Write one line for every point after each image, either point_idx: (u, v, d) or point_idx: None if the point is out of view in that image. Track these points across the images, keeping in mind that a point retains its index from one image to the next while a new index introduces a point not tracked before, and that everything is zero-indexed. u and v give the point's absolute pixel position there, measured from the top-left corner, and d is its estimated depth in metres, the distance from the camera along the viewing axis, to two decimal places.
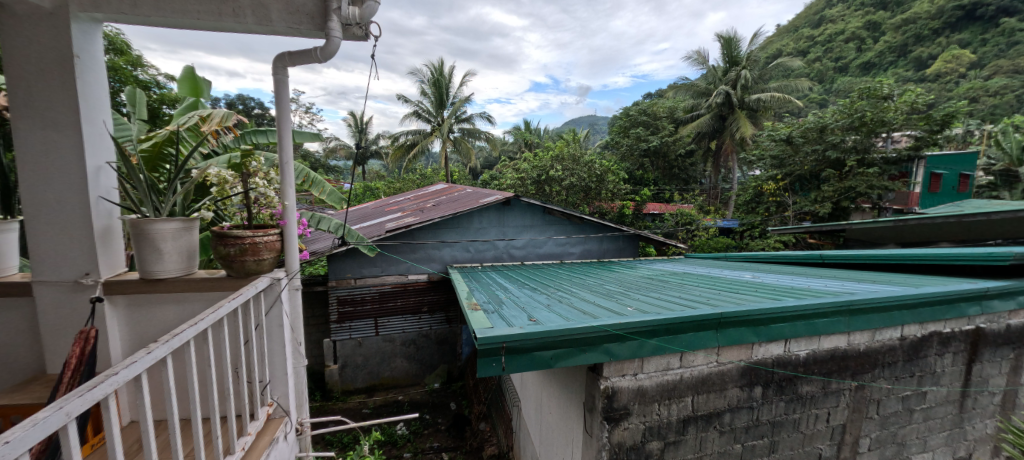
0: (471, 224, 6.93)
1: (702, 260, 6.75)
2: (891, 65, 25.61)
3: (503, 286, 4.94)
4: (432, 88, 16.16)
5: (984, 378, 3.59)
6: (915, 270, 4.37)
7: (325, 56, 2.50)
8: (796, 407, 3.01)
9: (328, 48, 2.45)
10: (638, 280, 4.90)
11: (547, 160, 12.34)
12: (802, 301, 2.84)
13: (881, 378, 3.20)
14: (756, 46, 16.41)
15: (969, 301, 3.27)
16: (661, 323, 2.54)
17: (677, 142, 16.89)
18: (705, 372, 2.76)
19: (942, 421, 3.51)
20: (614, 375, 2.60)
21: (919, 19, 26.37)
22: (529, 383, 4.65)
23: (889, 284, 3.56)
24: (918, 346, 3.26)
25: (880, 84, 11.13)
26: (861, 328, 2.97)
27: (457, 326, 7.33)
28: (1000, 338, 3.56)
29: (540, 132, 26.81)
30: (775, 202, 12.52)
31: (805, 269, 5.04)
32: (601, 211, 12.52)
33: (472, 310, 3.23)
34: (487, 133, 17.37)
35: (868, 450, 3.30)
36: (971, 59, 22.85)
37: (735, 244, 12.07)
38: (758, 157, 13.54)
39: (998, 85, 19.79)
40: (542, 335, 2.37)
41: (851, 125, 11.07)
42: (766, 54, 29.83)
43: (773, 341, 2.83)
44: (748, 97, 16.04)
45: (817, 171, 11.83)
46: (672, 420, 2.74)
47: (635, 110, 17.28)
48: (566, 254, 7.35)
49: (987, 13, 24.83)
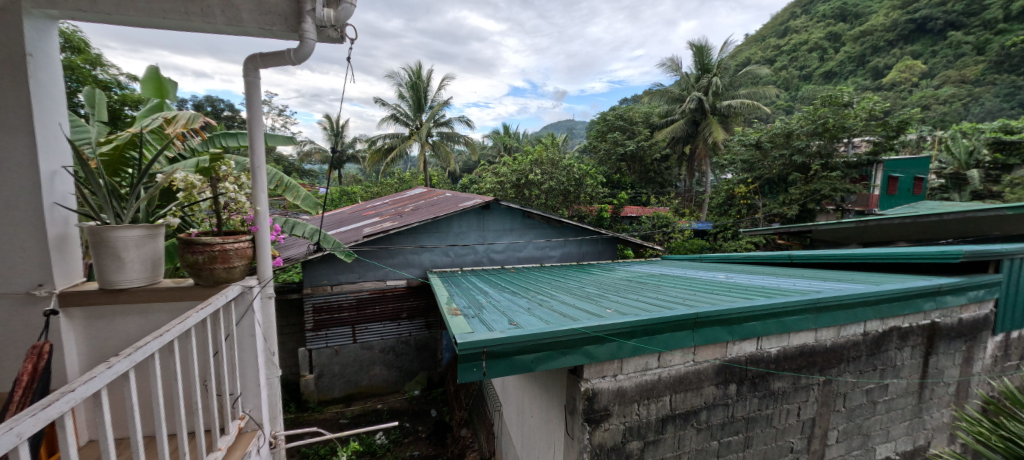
0: (451, 228, 6.91)
1: (678, 260, 6.92)
2: (851, 74, 27.04)
3: (483, 290, 4.94)
4: (410, 91, 16.00)
5: (939, 370, 3.80)
6: (875, 269, 4.61)
7: (299, 58, 2.45)
8: (769, 403, 3.11)
9: (302, 50, 2.41)
10: (617, 282, 4.97)
11: (526, 164, 12.41)
12: (772, 300, 2.95)
13: (847, 373, 3.34)
14: (727, 53, 16.91)
15: (925, 297, 3.46)
16: (639, 324, 2.58)
17: (653, 147, 17.25)
18: (682, 371, 2.82)
19: (903, 412, 3.70)
20: (595, 376, 2.63)
21: (875, 31, 28.06)
22: (510, 387, 4.68)
23: (854, 282, 3.72)
24: (880, 341, 3.43)
25: (840, 92, 11.68)
26: (827, 325, 3.11)
27: (438, 332, 7.23)
28: (953, 331, 3.80)
29: (519, 135, 26.87)
30: (745, 205, 12.93)
31: (776, 270, 5.21)
32: (580, 214, 12.75)
33: (454, 314, 3.17)
34: (465, 137, 17.21)
35: (836, 442, 3.44)
36: (922, 69, 24.28)
37: (710, 246, 12.45)
38: (730, 162, 13.87)
39: (947, 94, 21.21)
40: (523, 338, 2.39)
41: (815, 131, 11.54)
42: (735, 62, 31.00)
43: (747, 339, 2.93)
44: (719, 103, 16.49)
45: (784, 175, 12.29)
46: (651, 419, 2.78)
47: (612, 115, 17.58)
48: (546, 257, 7.43)
49: (936, 27, 26.29)
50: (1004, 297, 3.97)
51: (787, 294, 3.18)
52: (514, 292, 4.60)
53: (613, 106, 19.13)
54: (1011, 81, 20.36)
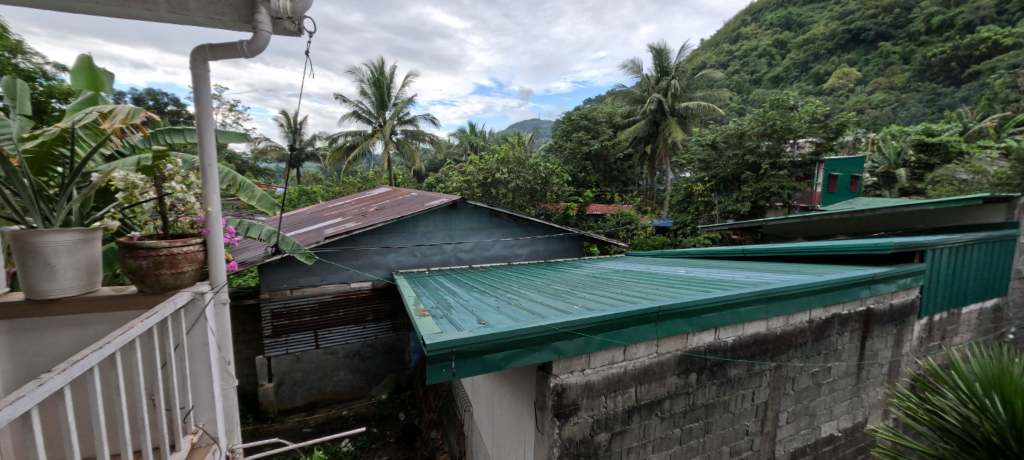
0: (417, 228, 6.79)
1: (641, 256, 7.15)
2: (795, 79, 28.93)
3: (451, 290, 4.89)
4: (373, 88, 15.54)
5: (874, 352, 4.16)
6: (818, 260, 4.97)
7: (252, 50, 2.32)
8: (726, 389, 3.29)
9: (256, 42, 2.28)
10: (583, 279, 5.08)
11: (492, 163, 12.39)
12: (728, 292, 3.12)
13: (795, 358, 3.59)
14: (684, 57, 17.58)
15: (861, 286, 3.77)
16: (606, 319, 2.66)
17: (616, 146, 17.74)
18: (647, 363, 2.92)
19: (844, 392, 4.01)
20: (563, 372, 2.68)
21: (817, 40, 30.15)
22: (480, 386, 4.67)
23: (800, 274, 3.99)
24: (824, 327, 3.71)
25: (786, 96, 12.45)
26: (777, 314, 3.32)
27: (405, 333, 7.10)
28: (886, 316, 4.16)
29: (486, 134, 26.75)
30: (702, 202, 13.55)
31: (732, 263, 5.50)
32: (546, 212, 12.84)
33: (421, 315, 3.12)
34: (431, 135, 16.92)
35: (786, 423, 3.68)
36: (856, 76, 26.25)
37: (671, 242, 12.95)
38: (688, 161, 14.48)
39: (878, 99, 23.11)
40: (492, 337, 2.39)
41: (764, 132, 12.26)
42: (692, 66, 32.38)
43: (706, 330, 3.08)
44: (678, 104, 17.10)
45: (737, 174, 12.97)
46: (618, 411, 2.87)
47: (577, 115, 17.86)
48: (513, 256, 7.47)
49: (869, 38, 28.37)
50: (927, 284, 4.39)
51: (741, 286, 3.37)
52: (481, 291, 4.59)
53: (578, 106, 19.47)
54: (932, 89, 22.45)
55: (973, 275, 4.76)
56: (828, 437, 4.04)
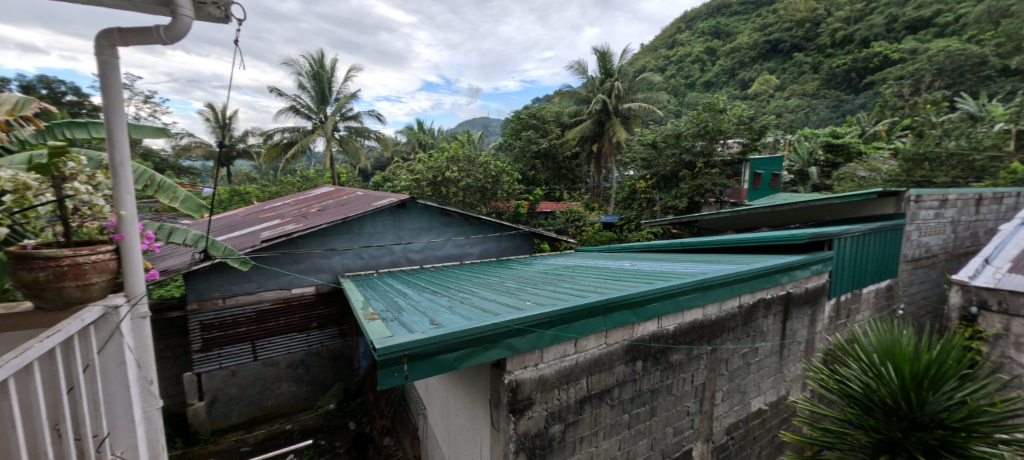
0: (364, 229, 6.53)
1: (590, 252, 7.40)
2: (724, 84, 31.33)
3: (401, 292, 4.77)
4: (312, 81, 14.65)
5: (793, 331, 4.63)
6: (746, 250, 5.44)
7: (171, 37, 2.20)
8: (669, 374, 3.52)
9: (175, 27, 2.16)
10: (535, 275, 5.18)
11: (442, 161, 12.19)
12: (669, 283, 3.34)
13: (727, 340, 3.92)
14: (626, 60, 18.32)
15: (780, 272, 4.20)
16: (557, 313, 2.74)
17: (564, 145, 18.18)
18: (596, 353, 3.04)
19: (769, 369, 4.44)
20: (517, 368, 2.71)
21: (742, 49, 32.81)
22: (434, 388, 4.60)
23: (730, 263, 4.36)
24: (751, 312, 4.08)
25: (717, 99, 13.43)
26: (711, 301, 3.61)
27: (353, 339, 6.80)
28: (802, 299, 4.65)
29: (434, 132, 26.24)
30: (645, 198, 14.27)
31: (672, 255, 5.87)
32: (497, 210, 12.82)
33: (371, 318, 3.00)
34: (376, 132, 16.25)
35: (721, 401, 4.00)
36: (775, 83, 28.74)
37: (617, 237, 13.52)
38: (631, 160, 15.15)
39: (793, 104, 25.61)
40: (445, 337, 2.39)
41: (698, 133, 13.16)
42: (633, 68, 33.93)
43: (650, 319, 3.27)
44: (621, 105, 17.53)
45: (675, 172, 13.79)
46: (571, 402, 2.96)
47: (525, 114, 18.75)
48: (465, 255, 7.42)
49: (786, 48, 31.06)
50: (835, 269, 4.97)
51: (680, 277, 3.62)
52: (434, 291, 4.52)
53: (526, 105, 19.68)
54: (836, 96, 25.24)
55: (871, 260, 5.45)
56: (758, 411, 4.45)
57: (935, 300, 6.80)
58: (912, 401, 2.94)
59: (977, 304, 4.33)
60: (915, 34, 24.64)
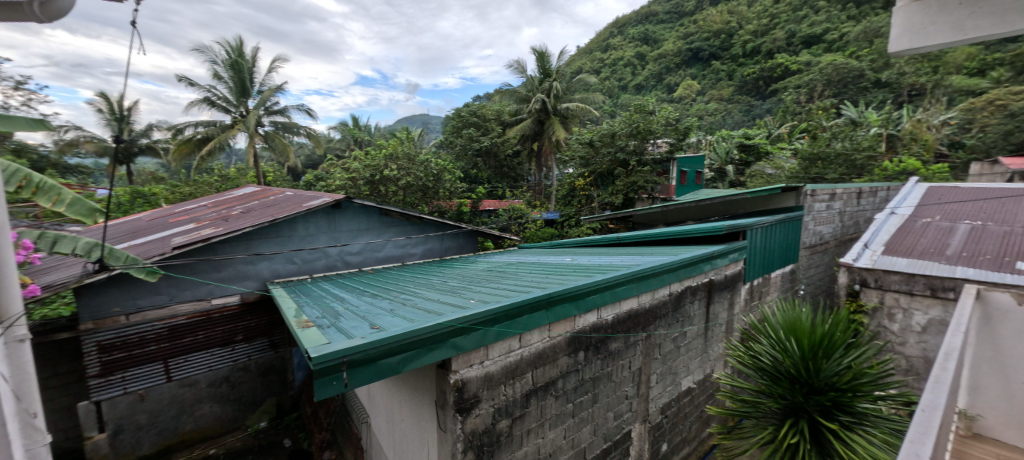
0: (295, 231, 6.08)
1: (533, 248, 7.54)
2: (652, 88, 33.42)
3: (339, 297, 4.53)
4: (229, 71, 13.31)
5: (716, 314, 5.10)
6: (674, 242, 5.90)
7: (48, 16, 2.29)
8: (608, 362, 3.71)
9: (55, 4, 2.27)
10: (479, 274, 5.19)
11: (380, 159, 11.72)
12: (606, 275, 3.53)
13: (659, 326, 4.22)
14: (563, 61, 18.79)
15: (702, 262, 4.61)
16: (501, 310, 2.77)
17: (505, 143, 18.28)
18: (540, 347, 3.11)
19: (696, 350, 4.85)
20: (463, 367, 2.69)
21: (668, 55, 35.23)
22: (377, 395, 4.42)
23: (659, 255, 4.70)
24: (679, 299, 4.44)
25: (646, 101, 14.29)
26: (644, 290, 3.88)
27: (286, 350, 6.33)
28: (722, 285, 5.14)
29: (371, 129, 25.11)
30: (584, 195, 14.78)
31: (609, 249, 6.19)
32: (439, 209, 12.46)
33: (304, 326, 2.81)
34: (307, 128, 15.14)
35: (656, 383, 4.30)
36: (696, 88, 31.30)
37: (558, 233, 13.88)
38: (570, 158, 15.61)
39: (711, 108, 27.98)
40: (387, 340, 2.31)
41: (631, 133, 13.94)
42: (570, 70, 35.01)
43: (590, 310, 3.43)
44: (560, 105, 17.77)
45: (611, 169, 14.43)
46: (516, 397, 3.00)
47: (466, 112, 18.87)
48: (407, 256, 7.21)
49: (706, 56, 33.87)
50: (749, 257, 5.55)
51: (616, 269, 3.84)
52: (375, 294, 4.35)
53: (467, 103, 19.52)
54: (747, 101, 28.00)
55: (778, 247, 6.16)
56: (688, 389, 4.85)
57: (828, 280, 7.86)
58: (810, 370, 3.38)
59: (859, 283, 5.04)
60: (809, 47, 27.87)
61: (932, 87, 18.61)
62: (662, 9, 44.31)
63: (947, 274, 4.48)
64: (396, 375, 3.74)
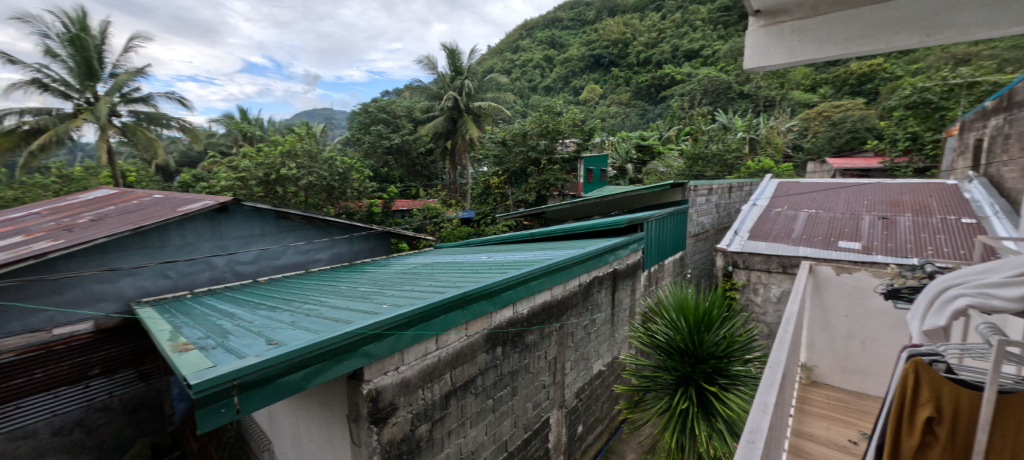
0: (169, 240, 5.21)
1: (448, 248, 7.44)
2: (558, 91, 35.06)
3: (227, 312, 3.97)
4: (70, 48, 10.91)
5: (620, 301, 5.55)
6: (581, 236, 6.29)
7: None
8: (525, 354, 3.81)
9: None
10: (391, 277, 4.96)
11: (275, 156, 10.59)
12: (520, 271, 3.63)
13: (571, 316, 4.46)
14: (474, 60, 18.82)
15: (607, 253, 4.99)
16: (417, 311, 2.66)
17: (417, 141, 17.66)
18: (458, 346, 3.06)
19: (604, 335, 5.23)
20: (377, 375, 2.52)
21: (572, 60, 37.26)
22: (280, 417, 3.99)
23: (569, 249, 4.97)
24: (588, 289, 4.74)
25: (554, 103, 14.96)
26: (556, 283, 4.07)
27: (161, 380, 5.40)
28: (625, 273, 5.61)
29: (263, 123, 22.56)
30: (499, 193, 14.96)
31: (522, 245, 6.36)
32: (348, 210, 11.67)
33: (180, 348, 2.37)
34: (180, 120, 13.05)
35: (570, 370, 4.54)
36: (599, 92, 33.55)
37: (475, 231, 13.87)
38: (484, 156, 15.69)
39: (612, 111, 30.25)
40: (289, 355, 2.06)
41: (541, 132, 14.48)
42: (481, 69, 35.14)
43: (505, 306, 3.48)
44: (472, 103, 17.82)
45: (524, 168, 14.79)
46: (436, 399, 2.91)
47: (374, 107, 17.66)
48: (311, 262, 6.63)
49: (606, 62, 36.50)
50: (646, 247, 6.13)
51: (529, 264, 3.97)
52: (271, 305, 3.89)
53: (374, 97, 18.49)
54: (642, 106, 30.79)
55: (670, 237, 6.91)
56: (598, 372, 5.20)
57: (709, 264, 9.03)
58: (696, 342, 3.84)
59: (732, 265, 5.79)
60: (689, 61, 31.64)
61: (780, 100, 22.39)
62: (566, 17, 46.78)
63: (792, 254, 5.43)
64: (301, 393, 3.40)
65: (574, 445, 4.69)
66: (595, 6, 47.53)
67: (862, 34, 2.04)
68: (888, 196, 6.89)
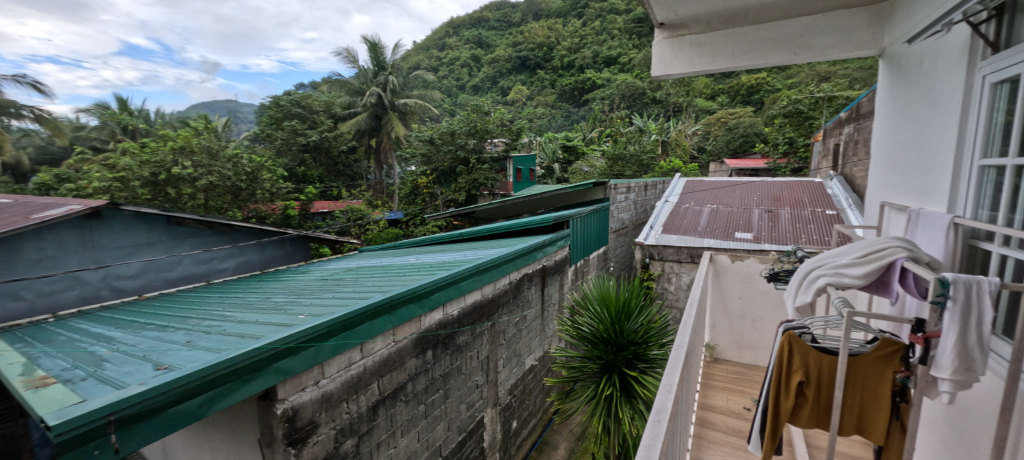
0: (24, 252, 4.34)
1: (374, 251, 7.10)
2: (486, 91, 35.16)
3: (105, 335, 3.41)
4: None
5: (549, 296, 5.71)
6: (511, 234, 6.35)
7: None
8: (457, 356, 3.76)
9: None
10: (310, 284, 4.60)
11: (166, 153, 9.33)
12: (449, 271, 3.56)
13: (502, 314, 4.49)
14: (398, 55, 18.24)
15: (535, 250, 5.10)
16: (338, 320, 2.50)
17: (338, 138, 16.56)
18: (385, 354, 2.92)
19: (535, 331, 5.35)
20: (293, 393, 2.31)
21: (499, 61, 37.60)
22: (177, 450, 3.51)
23: (498, 247, 4.99)
24: (518, 286, 4.80)
25: (482, 102, 14.99)
26: (486, 282, 4.07)
27: (18, 424, 4.55)
28: (553, 269, 5.78)
29: (150, 115, 19.75)
30: (428, 193, 14.65)
31: (452, 245, 6.27)
32: (259, 213, 10.96)
33: (34, 384, 1.98)
34: (37, 109, 10.95)
35: (503, 368, 4.57)
36: (526, 93, 34.22)
37: (404, 233, 13.43)
38: (411, 155, 15.24)
39: (538, 112, 31.01)
40: (183, 380, 1.80)
41: (469, 132, 14.43)
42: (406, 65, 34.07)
43: (435, 309, 3.39)
44: (397, 100, 17.41)
45: (453, 167, 14.62)
46: (362, 411, 2.75)
47: (286, 101, 15.68)
48: (215, 272, 5.95)
49: (532, 64, 37.37)
50: (573, 243, 6.37)
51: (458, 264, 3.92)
52: (163, 323, 3.42)
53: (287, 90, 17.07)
54: (567, 108, 31.99)
55: (594, 233, 7.26)
56: (530, 367, 5.30)
57: (629, 258, 9.65)
58: (617, 331, 4.06)
59: (648, 257, 6.21)
60: (608, 66, 33.46)
61: (686, 106, 24.61)
62: (492, 17, 47.13)
63: (698, 245, 5.98)
64: (203, 421, 3.02)
65: (509, 442, 4.74)
66: (520, 8, 48.48)
67: (743, 51, 3.16)
68: (772, 192, 7.90)
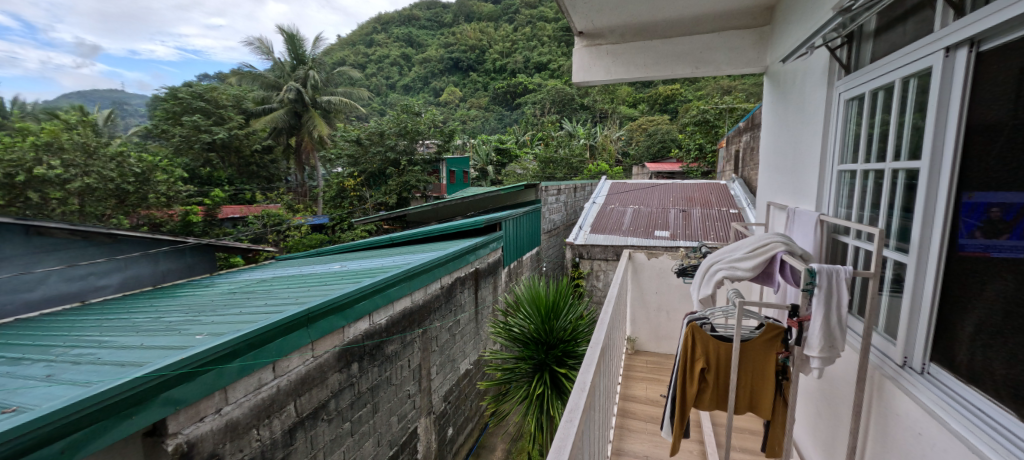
0: None
1: (295, 259, 6.60)
2: (417, 91, 34.35)
3: None
4: None
5: (483, 299, 5.69)
6: (444, 237, 6.23)
7: None
8: (386, 366, 3.59)
9: None
10: (216, 298, 4.15)
11: (26, 151, 7.90)
12: (374, 279, 3.40)
13: (434, 320, 4.38)
14: (320, 49, 17.24)
15: (467, 253, 5.04)
16: (243, 338, 2.26)
17: (251, 136, 15.13)
18: (302, 371, 2.71)
19: (469, 334, 5.30)
20: (188, 424, 2.05)
21: (431, 61, 36.98)
22: None
23: (429, 251, 4.87)
24: (450, 290, 4.72)
25: (412, 103, 14.64)
26: (415, 288, 3.93)
27: None
28: (486, 272, 5.77)
29: (7, 106, 16.61)
30: (355, 196, 13.96)
31: (381, 250, 6.00)
32: (152, 220, 9.72)
33: None
34: None
35: (437, 375, 4.46)
36: (458, 95, 34.00)
37: (329, 239, 12.67)
38: (337, 156, 14.43)
39: (471, 114, 30.97)
40: (38, 423, 1.51)
41: (399, 132, 14.02)
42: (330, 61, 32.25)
43: (359, 318, 3.21)
44: (319, 97, 16.53)
45: (382, 169, 14.08)
46: (276, 436, 2.52)
47: (185, 93, 14.00)
48: (95, 290, 5.15)
49: (465, 66, 37.25)
50: (505, 245, 6.41)
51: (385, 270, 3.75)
52: (21, 354, 2.88)
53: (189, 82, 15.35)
54: (500, 111, 32.30)
55: (527, 234, 7.38)
56: (465, 372, 5.24)
57: (560, 259, 9.94)
58: (547, 331, 4.14)
59: (578, 256, 6.43)
60: (539, 72, 34.33)
61: (611, 113, 26.01)
62: (423, 17, 46.29)
63: (622, 243, 6.31)
64: None
65: (444, 450, 4.65)
66: (452, 10, 48.20)
67: (658, 61, 3.37)
68: (685, 193, 8.59)
